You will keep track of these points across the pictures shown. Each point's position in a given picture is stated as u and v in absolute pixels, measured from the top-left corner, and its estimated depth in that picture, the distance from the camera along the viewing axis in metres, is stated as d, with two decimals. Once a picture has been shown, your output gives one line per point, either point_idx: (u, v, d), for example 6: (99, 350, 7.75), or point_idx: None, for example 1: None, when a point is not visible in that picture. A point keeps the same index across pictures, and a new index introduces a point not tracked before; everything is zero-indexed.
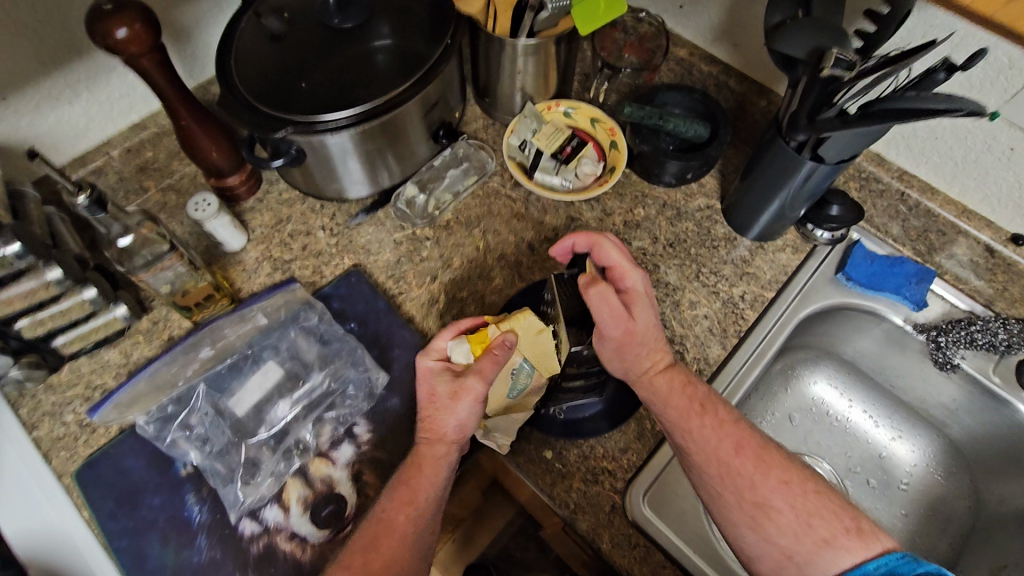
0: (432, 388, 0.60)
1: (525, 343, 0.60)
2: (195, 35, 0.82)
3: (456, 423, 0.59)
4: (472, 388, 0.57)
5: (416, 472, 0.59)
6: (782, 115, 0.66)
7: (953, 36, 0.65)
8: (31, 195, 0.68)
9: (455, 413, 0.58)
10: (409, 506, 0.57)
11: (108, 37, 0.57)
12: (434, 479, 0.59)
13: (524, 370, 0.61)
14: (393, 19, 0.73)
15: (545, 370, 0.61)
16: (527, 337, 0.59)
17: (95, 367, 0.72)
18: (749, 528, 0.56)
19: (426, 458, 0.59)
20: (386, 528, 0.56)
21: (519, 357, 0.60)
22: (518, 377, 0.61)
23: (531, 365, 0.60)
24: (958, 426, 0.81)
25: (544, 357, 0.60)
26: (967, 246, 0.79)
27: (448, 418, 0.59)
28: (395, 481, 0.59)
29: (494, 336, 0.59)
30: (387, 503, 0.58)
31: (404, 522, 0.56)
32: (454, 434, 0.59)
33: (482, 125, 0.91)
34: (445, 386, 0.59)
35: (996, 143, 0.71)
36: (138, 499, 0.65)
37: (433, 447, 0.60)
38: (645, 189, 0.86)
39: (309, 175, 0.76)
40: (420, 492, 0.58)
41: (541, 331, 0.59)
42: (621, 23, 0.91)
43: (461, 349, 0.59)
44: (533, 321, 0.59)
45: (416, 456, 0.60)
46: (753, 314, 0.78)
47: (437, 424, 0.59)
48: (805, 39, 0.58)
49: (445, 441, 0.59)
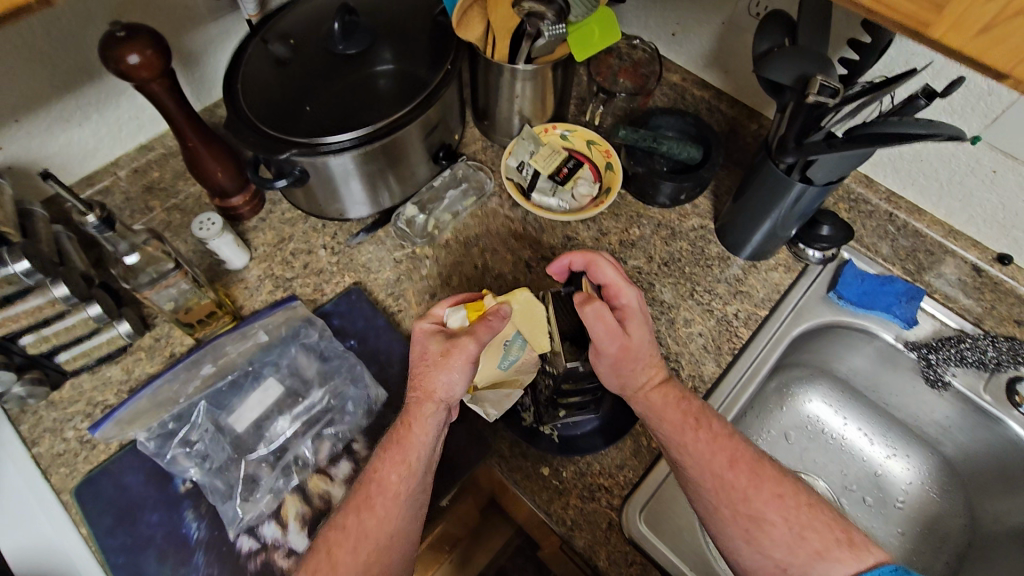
0: (424, 349, 0.60)
1: (518, 316, 0.63)
2: (203, 60, 0.85)
3: (448, 382, 0.58)
4: (465, 347, 0.58)
5: (406, 431, 0.58)
6: (772, 138, 0.68)
7: (930, 66, 0.68)
8: (38, 215, 0.69)
9: (447, 371, 0.58)
10: (400, 466, 0.57)
11: (120, 63, 0.59)
12: (424, 438, 0.58)
13: (517, 343, 0.64)
14: (395, 43, 0.75)
15: (536, 347, 0.64)
16: (521, 311, 0.63)
17: (96, 384, 0.73)
18: (744, 541, 0.56)
19: (414, 415, 0.59)
20: (379, 487, 0.56)
21: (513, 329, 0.63)
22: (510, 350, 0.64)
23: (524, 338, 0.64)
24: (951, 443, 0.82)
25: (538, 335, 0.63)
26: (954, 266, 0.81)
27: (439, 375, 0.58)
28: (386, 442, 0.59)
29: (490, 307, 0.61)
30: (380, 462, 0.58)
31: (395, 483, 0.56)
32: (443, 393, 0.58)
33: (481, 147, 0.93)
34: (438, 346, 0.59)
35: (979, 165, 0.73)
36: (136, 516, 0.66)
37: (422, 406, 0.59)
38: (641, 209, 0.88)
39: (312, 196, 0.78)
40: (411, 451, 0.57)
41: (537, 307, 0.63)
42: (615, 49, 0.93)
43: (456, 314, 0.61)
44: (528, 296, 0.63)
45: (406, 413, 0.60)
46: (747, 331, 0.79)
47: (426, 381, 0.58)
48: (790, 67, 0.60)
49: (434, 401, 0.58)
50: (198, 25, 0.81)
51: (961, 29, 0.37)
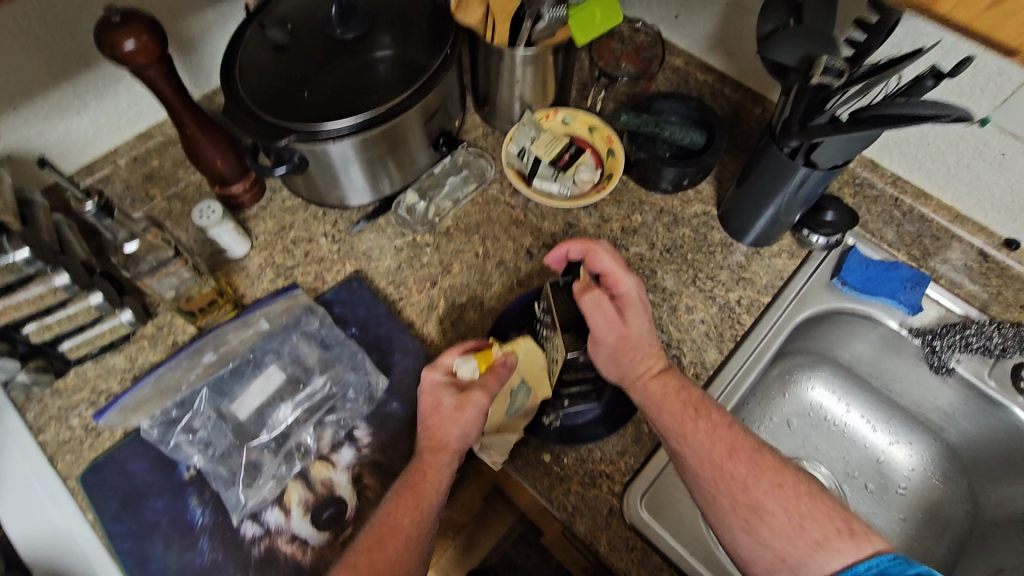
0: (438, 401, 0.60)
1: (523, 365, 0.64)
2: (201, 46, 0.84)
3: (460, 433, 0.59)
4: (478, 401, 0.59)
5: (421, 477, 0.59)
6: (774, 121, 0.67)
7: (939, 44, 0.67)
8: (39, 203, 0.69)
9: (460, 425, 0.59)
10: (414, 510, 0.57)
11: (116, 49, 0.58)
12: (438, 486, 0.59)
13: (522, 392, 0.65)
14: (395, 29, 0.74)
15: (540, 395, 0.66)
16: (525, 362, 0.64)
17: (100, 372, 0.73)
18: (743, 531, 0.56)
19: (430, 464, 0.60)
20: (391, 531, 0.56)
21: (518, 379, 0.64)
22: (516, 398, 0.65)
23: (528, 387, 0.65)
24: (955, 430, 0.82)
25: (541, 383, 0.65)
26: (961, 251, 0.80)
27: (454, 429, 0.59)
28: (399, 486, 0.60)
29: (498, 356, 0.62)
30: (392, 506, 0.58)
31: (408, 526, 0.57)
32: (457, 444, 0.60)
33: (482, 134, 0.92)
34: (450, 400, 0.60)
35: (987, 148, 0.72)
36: (142, 503, 0.66)
37: (436, 455, 0.60)
38: (643, 196, 0.87)
39: (312, 183, 0.78)
40: (425, 496, 0.58)
41: (539, 358, 0.64)
42: (617, 33, 0.91)
43: (466, 364, 0.61)
44: (531, 346, 0.64)
45: (420, 460, 0.61)
46: (750, 318, 0.79)
47: (442, 433, 0.60)
48: (795, 47, 0.60)
49: (449, 452, 0.60)
50: (195, 10, 0.80)
51: (971, 2, 0.36)
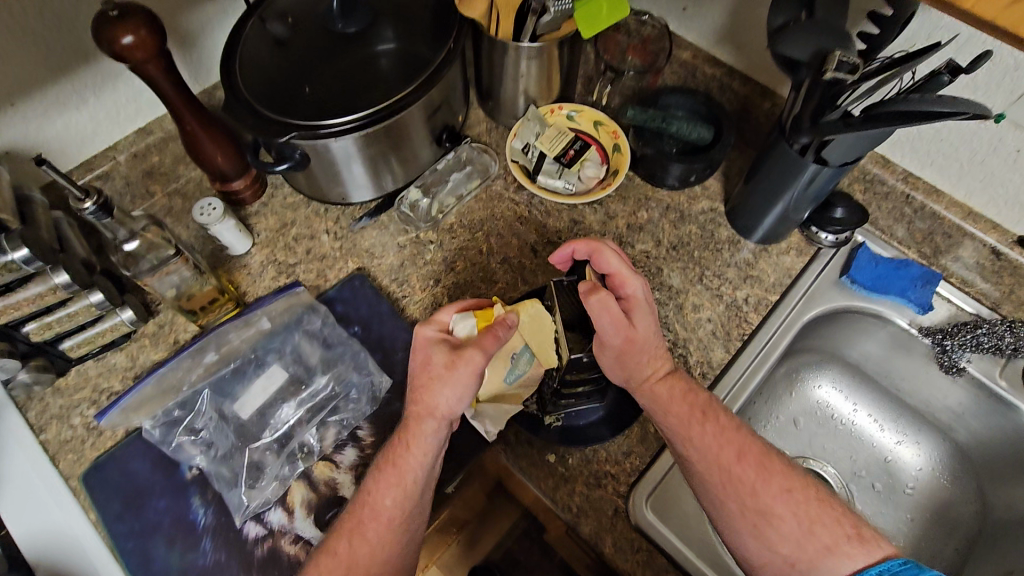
0: (427, 358, 0.60)
1: (526, 326, 0.63)
2: (200, 40, 0.83)
3: (450, 398, 0.57)
4: (472, 357, 0.57)
5: (404, 450, 0.58)
6: (785, 117, 0.66)
7: (955, 39, 0.65)
8: (37, 201, 0.68)
9: (450, 385, 0.57)
10: (396, 489, 0.57)
11: (114, 44, 0.57)
12: (421, 459, 0.58)
13: (524, 356, 0.63)
14: (398, 24, 0.73)
15: (543, 361, 0.64)
16: (528, 322, 0.63)
17: (102, 370, 0.73)
18: (751, 536, 0.55)
19: (414, 433, 0.58)
20: (371, 513, 0.57)
21: (521, 342, 0.63)
22: (518, 362, 0.63)
23: (532, 352, 0.63)
24: (964, 429, 0.81)
25: (545, 348, 0.64)
26: (973, 250, 0.78)
27: (443, 391, 0.57)
28: (382, 460, 0.59)
29: (498, 315, 0.61)
30: (374, 484, 0.58)
31: (389, 507, 0.57)
32: (446, 410, 0.58)
33: (486, 129, 0.91)
34: (442, 357, 0.58)
35: (1002, 145, 0.70)
36: (144, 502, 0.66)
37: (422, 422, 0.58)
38: (649, 192, 0.86)
39: (313, 180, 0.77)
40: (407, 473, 0.58)
41: (545, 322, 0.64)
42: (624, 26, 0.88)
43: (464, 321, 0.61)
44: (536, 311, 0.64)
45: (405, 428, 0.59)
46: (757, 317, 0.78)
47: (428, 396, 0.58)
48: (806, 42, 0.58)
49: (435, 417, 0.58)
50: (194, 4, 0.79)
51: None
